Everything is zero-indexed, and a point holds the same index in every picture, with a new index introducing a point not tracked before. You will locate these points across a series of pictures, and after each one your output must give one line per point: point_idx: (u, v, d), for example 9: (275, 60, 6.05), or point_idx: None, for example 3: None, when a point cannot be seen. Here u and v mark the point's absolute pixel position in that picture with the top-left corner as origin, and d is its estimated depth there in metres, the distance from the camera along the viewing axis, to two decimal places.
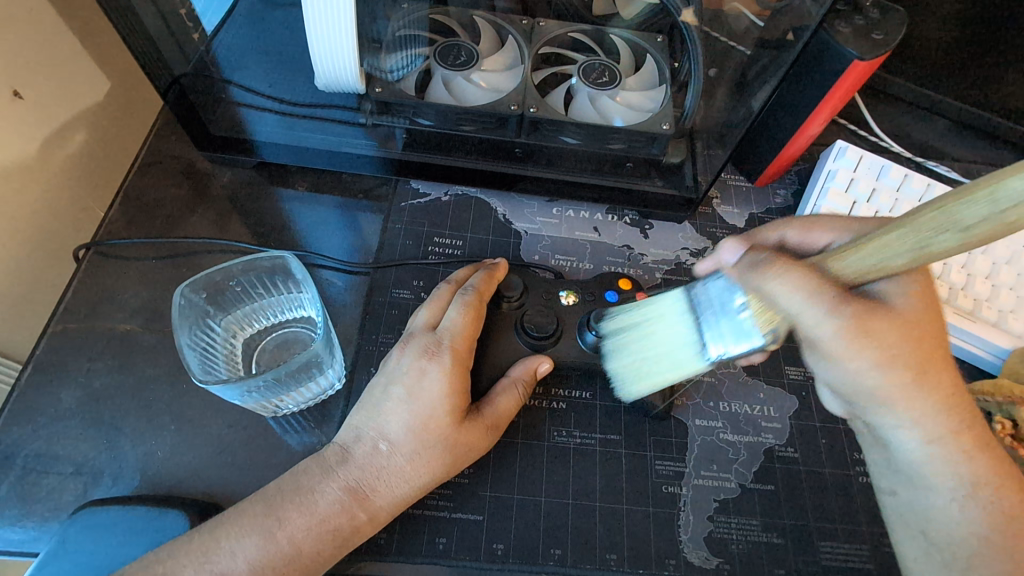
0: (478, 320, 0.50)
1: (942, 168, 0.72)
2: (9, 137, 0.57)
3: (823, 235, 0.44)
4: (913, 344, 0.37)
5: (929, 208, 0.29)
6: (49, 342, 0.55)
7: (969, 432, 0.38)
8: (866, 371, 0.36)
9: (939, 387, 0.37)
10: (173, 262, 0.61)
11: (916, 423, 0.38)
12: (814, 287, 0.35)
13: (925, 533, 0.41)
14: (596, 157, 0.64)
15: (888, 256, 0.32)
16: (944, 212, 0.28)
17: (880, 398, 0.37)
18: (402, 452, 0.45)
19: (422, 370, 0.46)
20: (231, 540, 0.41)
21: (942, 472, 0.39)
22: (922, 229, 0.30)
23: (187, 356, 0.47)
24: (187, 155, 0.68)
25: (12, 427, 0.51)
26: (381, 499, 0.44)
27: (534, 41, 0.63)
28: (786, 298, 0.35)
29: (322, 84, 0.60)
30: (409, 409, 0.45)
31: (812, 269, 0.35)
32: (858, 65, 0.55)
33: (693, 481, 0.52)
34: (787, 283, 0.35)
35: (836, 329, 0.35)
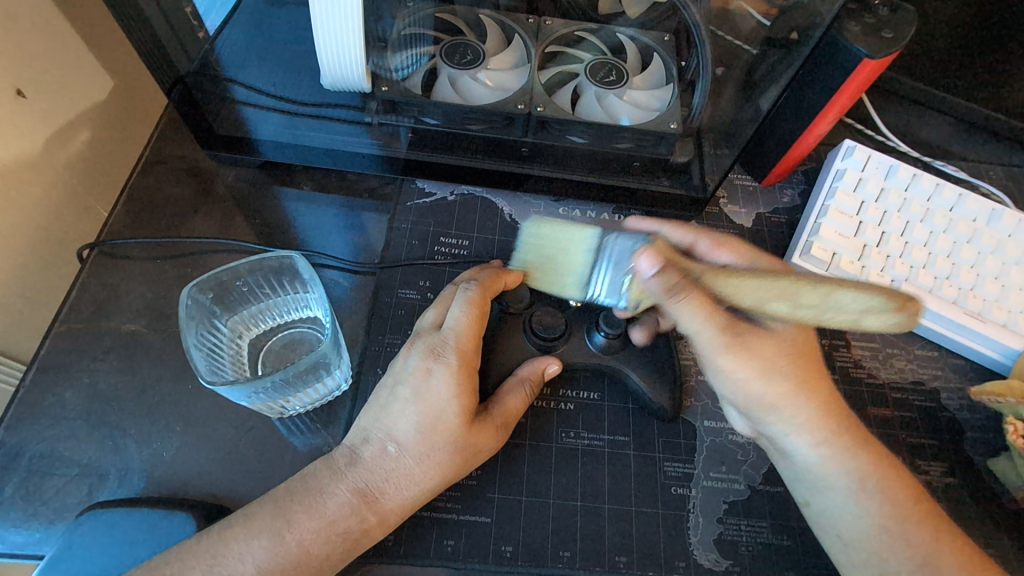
0: (484, 318, 0.49)
1: (950, 167, 0.71)
2: (11, 137, 0.57)
3: (727, 254, 0.48)
4: (789, 358, 0.42)
5: (785, 280, 0.39)
6: (53, 342, 0.55)
7: (846, 435, 0.43)
8: (752, 379, 0.42)
9: (816, 393, 0.43)
10: (178, 262, 0.60)
11: (807, 427, 0.43)
12: (696, 306, 0.40)
13: (837, 535, 0.44)
14: (603, 157, 0.63)
15: (745, 296, 0.40)
16: (794, 289, 0.38)
17: (766, 405, 0.43)
18: (411, 453, 0.44)
19: (428, 370, 0.46)
20: (241, 541, 0.41)
21: (832, 475, 0.43)
22: (772, 291, 0.39)
23: (195, 357, 0.46)
24: (191, 153, 0.67)
25: (18, 429, 0.51)
26: (390, 501, 0.44)
27: (541, 39, 0.62)
28: (684, 314, 0.41)
29: (328, 83, 0.60)
30: (416, 411, 0.45)
31: (705, 293, 0.40)
32: (869, 64, 0.55)
33: (702, 482, 0.52)
34: (685, 307, 0.41)
35: (713, 342, 0.42)
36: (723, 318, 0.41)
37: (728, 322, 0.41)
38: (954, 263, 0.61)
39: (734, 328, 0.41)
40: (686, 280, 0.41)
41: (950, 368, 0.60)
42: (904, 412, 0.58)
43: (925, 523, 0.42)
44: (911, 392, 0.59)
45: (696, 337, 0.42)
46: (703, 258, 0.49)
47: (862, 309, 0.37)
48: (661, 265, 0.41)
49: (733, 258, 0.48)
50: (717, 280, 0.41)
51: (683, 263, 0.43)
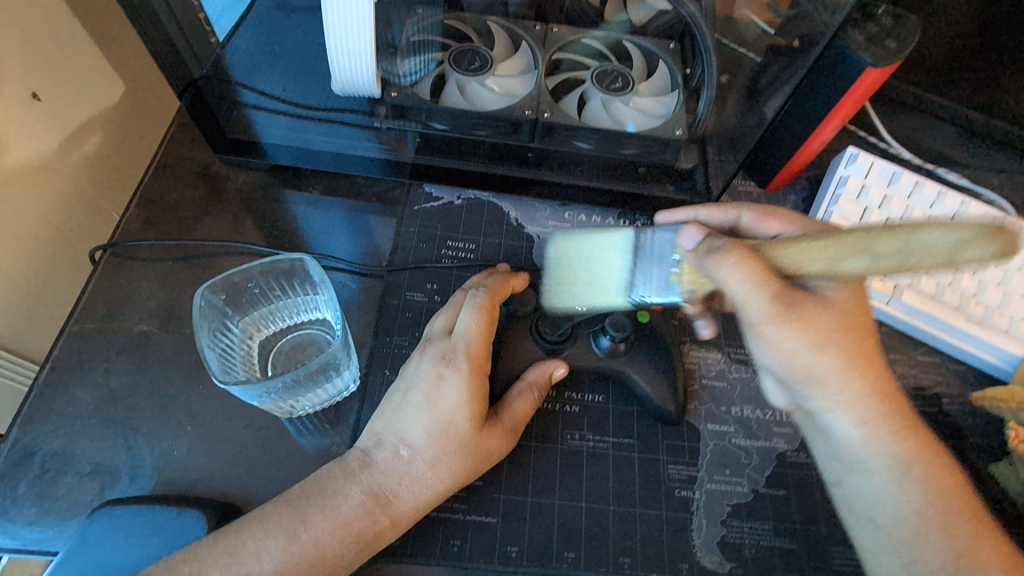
0: (493, 323, 0.50)
1: (952, 175, 0.71)
2: (26, 139, 0.58)
3: (774, 225, 0.53)
4: (843, 331, 0.42)
5: (859, 233, 0.32)
6: (66, 341, 0.56)
7: (896, 417, 0.44)
8: (803, 350, 0.42)
9: (868, 374, 0.44)
10: (189, 264, 0.61)
11: (852, 404, 0.43)
12: (751, 271, 0.39)
13: (871, 519, 0.43)
14: (608, 161, 0.64)
15: (808, 259, 0.35)
16: (869, 239, 0.31)
17: (816, 376, 0.43)
18: (423, 457, 0.45)
19: (439, 375, 0.46)
20: (257, 540, 0.42)
21: (876, 453, 0.44)
22: (847, 247, 0.33)
23: (208, 357, 0.47)
24: (201, 156, 0.68)
25: (31, 426, 0.52)
26: (402, 504, 0.45)
27: (548, 46, 0.63)
28: (729, 280, 0.40)
29: (339, 88, 0.61)
30: (428, 415, 0.45)
31: (758, 261, 0.39)
32: (871, 72, 0.56)
33: (706, 484, 0.52)
34: (733, 271, 0.39)
35: (764, 317, 0.41)
36: (778, 290, 0.39)
37: (784, 296, 0.40)
38: (957, 269, 0.62)
39: (791, 301, 0.40)
40: (734, 245, 0.40)
41: (951, 374, 0.61)
42: None
43: (964, 517, 0.42)
44: (913, 397, 0.59)
45: (747, 309, 0.41)
46: (748, 232, 0.54)
47: (961, 243, 0.28)
48: (710, 236, 0.43)
49: (782, 228, 0.52)
50: (781, 250, 0.37)
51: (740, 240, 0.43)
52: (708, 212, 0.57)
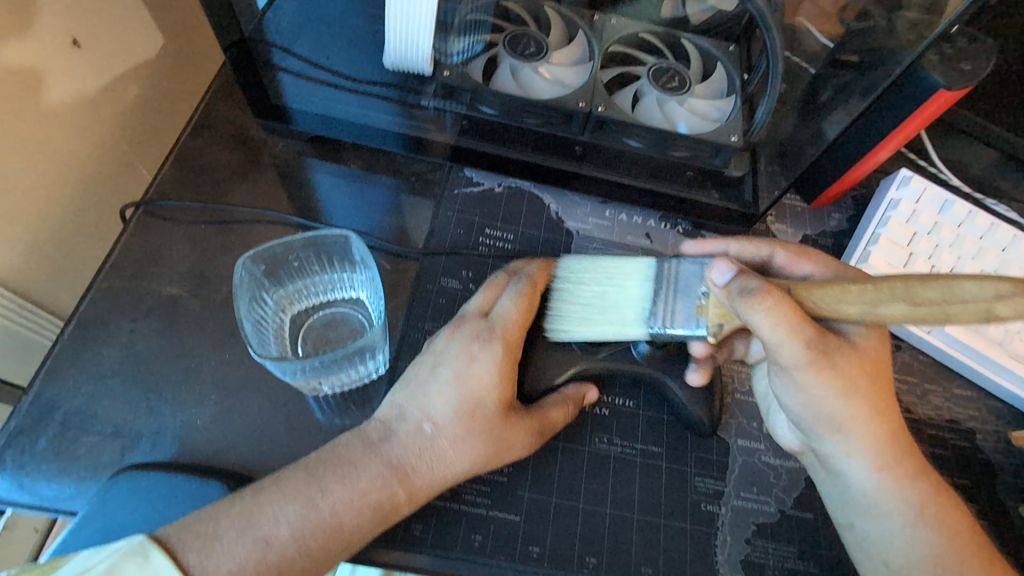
0: (531, 312, 0.49)
1: (1001, 208, 0.69)
2: (63, 84, 0.56)
3: (807, 267, 0.50)
4: (867, 381, 0.41)
5: (893, 281, 0.36)
6: (93, 298, 0.55)
7: (908, 466, 0.43)
8: (821, 397, 0.42)
9: (886, 423, 0.42)
10: (221, 229, 0.60)
11: (872, 453, 0.42)
12: (788, 314, 0.39)
13: (883, 561, 0.43)
14: (656, 163, 0.62)
15: (844, 300, 0.38)
16: (905, 287, 0.35)
17: (831, 423, 0.42)
18: (446, 434, 0.44)
19: (472, 355, 0.46)
20: (274, 505, 0.40)
21: (887, 500, 0.43)
22: (880, 291, 0.36)
23: (245, 327, 0.46)
24: (240, 120, 0.67)
25: (53, 382, 0.51)
26: (421, 479, 0.43)
27: (605, 38, 0.60)
28: (762, 325, 0.40)
29: (389, 63, 0.58)
30: (456, 392, 0.44)
31: (791, 305, 0.40)
32: (942, 95, 0.54)
33: (733, 501, 0.51)
34: (766, 313, 0.39)
35: (791, 363, 0.41)
36: (804, 335, 0.40)
37: (815, 344, 0.40)
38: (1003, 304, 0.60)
39: (821, 351, 0.40)
40: (770, 286, 0.40)
41: (985, 411, 0.59)
42: (937, 449, 0.57)
43: (977, 558, 0.42)
44: (947, 431, 0.58)
45: (778, 352, 0.41)
46: (779, 271, 0.51)
47: (991, 295, 0.31)
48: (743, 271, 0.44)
49: (815, 268, 0.49)
50: (818, 293, 0.39)
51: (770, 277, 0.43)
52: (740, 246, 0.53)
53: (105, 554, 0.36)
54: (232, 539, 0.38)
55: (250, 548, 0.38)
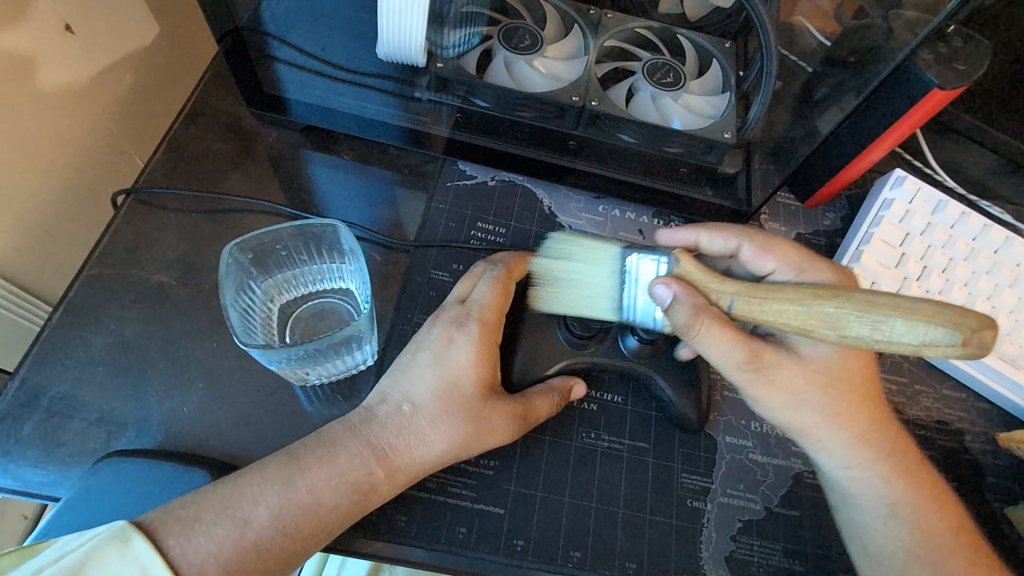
0: (509, 297, 0.50)
1: (995, 210, 0.69)
2: (56, 70, 0.56)
3: (772, 260, 0.48)
4: (824, 387, 0.42)
5: (829, 305, 0.37)
6: (82, 284, 0.55)
7: (888, 460, 0.44)
8: (783, 407, 0.43)
9: (857, 424, 0.43)
10: (212, 218, 0.60)
11: (841, 452, 0.44)
12: (726, 334, 0.41)
13: (863, 547, 0.45)
14: (649, 158, 0.61)
15: (780, 318, 0.39)
16: (837, 315, 0.37)
17: (800, 428, 0.44)
18: (425, 414, 0.44)
19: (450, 337, 0.47)
20: (254, 486, 0.39)
21: (865, 493, 0.44)
22: (812, 317, 0.38)
23: (232, 315, 0.46)
24: (233, 109, 0.67)
25: (40, 367, 0.51)
26: (400, 458, 0.43)
27: (601, 33, 0.60)
28: (709, 349, 0.42)
29: (383, 54, 0.59)
30: (435, 373, 0.45)
31: (726, 327, 0.41)
32: (938, 94, 0.53)
33: (719, 497, 0.51)
34: (707, 341, 0.41)
35: (738, 377, 0.43)
36: (743, 351, 0.41)
37: (754, 356, 0.41)
38: (994, 306, 0.60)
39: (760, 363, 0.42)
40: (701, 315, 0.41)
41: (975, 413, 0.59)
42: (925, 450, 0.57)
43: (959, 556, 0.42)
44: (935, 432, 0.58)
45: (725, 371, 0.43)
46: (746, 265, 0.50)
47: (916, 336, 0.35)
48: (676, 292, 0.42)
49: (779, 263, 0.47)
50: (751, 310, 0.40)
51: (703, 290, 0.43)
52: (711, 236, 0.51)
53: (86, 539, 0.35)
54: (213, 520, 0.37)
55: (228, 529, 0.38)
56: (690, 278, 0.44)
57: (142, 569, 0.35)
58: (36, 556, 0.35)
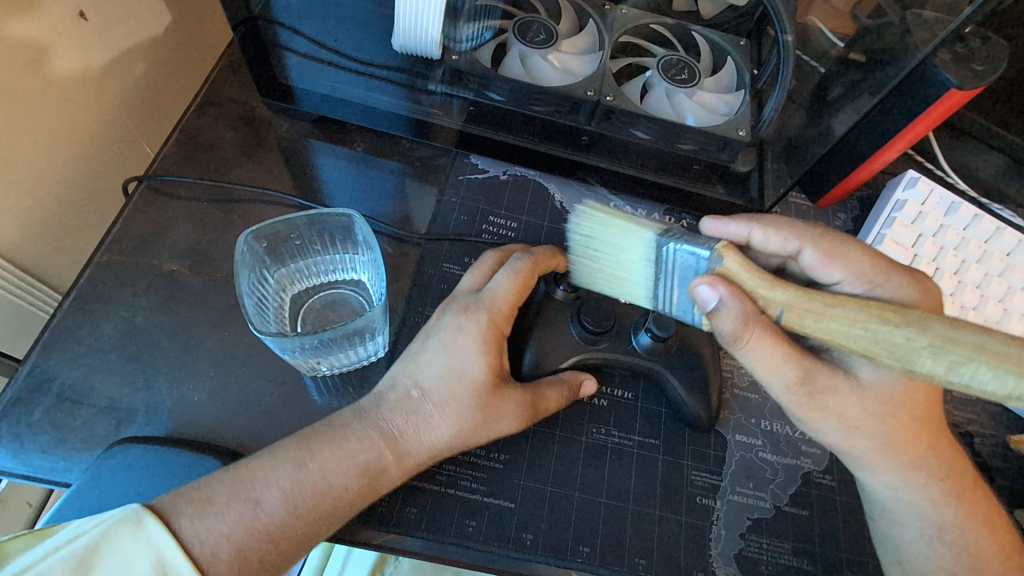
0: (525, 289, 0.49)
1: (1007, 213, 0.69)
2: (68, 57, 0.56)
3: (840, 270, 0.43)
4: (884, 416, 0.40)
5: (898, 331, 0.33)
6: (93, 272, 0.54)
7: (942, 484, 0.43)
8: (833, 433, 0.41)
9: (913, 451, 0.42)
10: (224, 207, 0.60)
11: (889, 475, 0.43)
12: (774, 348, 0.38)
13: (898, 560, 0.46)
14: (662, 155, 0.61)
15: (842, 336, 0.35)
16: (907, 347, 0.32)
17: (851, 454, 0.43)
18: (433, 399, 0.44)
19: (459, 326, 0.46)
20: (266, 470, 0.40)
21: (912, 515, 0.44)
22: (876, 343, 0.34)
23: (245, 303, 0.46)
24: (245, 99, 0.66)
25: (51, 353, 0.51)
26: (411, 445, 0.44)
27: (616, 28, 0.59)
28: (755, 361, 0.39)
29: (398, 45, 0.58)
30: (445, 361, 0.45)
31: (779, 339, 0.38)
32: (955, 95, 0.53)
33: (728, 495, 0.51)
34: (756, 354, 0.39)
35: (786, 399, 0.41)
36: (794, 370, 0.39)
37: (809, 378, 0.39)
38: (1007, 307, 0.61)
39: (814, 388, 0.40)
40: (749, 330, 0.38)
41: (985, 415, 0.59)
42: None
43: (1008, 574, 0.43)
44: None
45: (772, 386, 0.41)
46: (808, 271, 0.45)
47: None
48: (722, 300, 0.39)
49: (846, 274, 0.43)
50: (797, 319, 0.37)
51: (759, 299, 0.39)
52: (766, 235, 0.46)
53: (100, 520, 0.35)
54: (224, 504, 0.38)
55: (240, 513, 0.38)
56: (736, 287, 0.39)
57: (156, 551, 0.35)
58: (52, 534, 0.36)
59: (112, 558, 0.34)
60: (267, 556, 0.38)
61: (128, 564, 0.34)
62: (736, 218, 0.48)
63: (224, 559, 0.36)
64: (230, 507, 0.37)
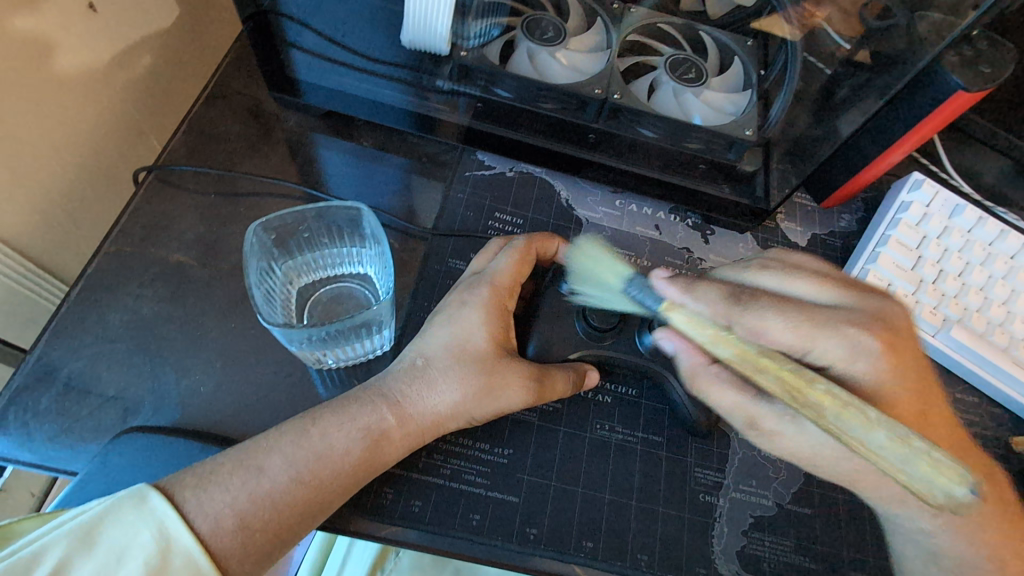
0: (526, 265, 0.50)
1: (1010, 216, 0.69)
2: (78, 48, 0.56)
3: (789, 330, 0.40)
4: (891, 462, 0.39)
5: (819, 390, 0.37)
6: (100, 262, 0.55)
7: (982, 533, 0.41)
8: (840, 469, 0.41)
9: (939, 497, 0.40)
10: (231, 199, 0.60)
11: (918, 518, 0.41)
12: (722, 391, 0.43)
13: None
14: (669, 153, 0.61)
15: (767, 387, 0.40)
16: (833, 415, 0.37)
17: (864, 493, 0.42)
18: (436, 365, 0.45)
19: (461, 300, 0.48)
20: (271, 442, 0.41)
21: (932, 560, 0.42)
22: (792, 393, 0.39)
23: (254, 294, 0.46)
24: (253, 92, 0.67)
25: (58, 342, 0.51)
26: (415, 412, 0.44)
27: (624, 26, 0.60)
28: (719, 403, 0.44)
29: (407, 42, 0.58)
30: (449, 331, 0.47)
31: (733, 381, 0.43)
32: (962, 96, 0.53)
33: (731, 493, 0.51)
34: (715, 396, 0.44)
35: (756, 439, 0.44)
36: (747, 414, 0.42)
37: (754, 424, 0.42)
38: (1010, 309, 0.60)
39: (761, 430, 0.42)
40: (704, 372, 0.44)
41: (987, 417, 0.59)
42: None
43: None
44: None
45: (737, 425, 0.44)
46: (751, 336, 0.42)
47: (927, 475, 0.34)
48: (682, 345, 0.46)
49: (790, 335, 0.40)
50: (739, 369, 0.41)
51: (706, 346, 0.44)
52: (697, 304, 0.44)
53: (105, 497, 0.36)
54: (230, 478, 0.38)
55: (243, 482, 0.38)
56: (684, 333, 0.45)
57: (158, 525, 0.35)
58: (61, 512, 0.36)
59: (113, 531, 0.34)
60: (270, 523, 0.38)
61: (129, 536, 0.34)
62: (677, 279, 0.46)
63: (227, 531, 0.36)
64: (234, 477, 0.38)
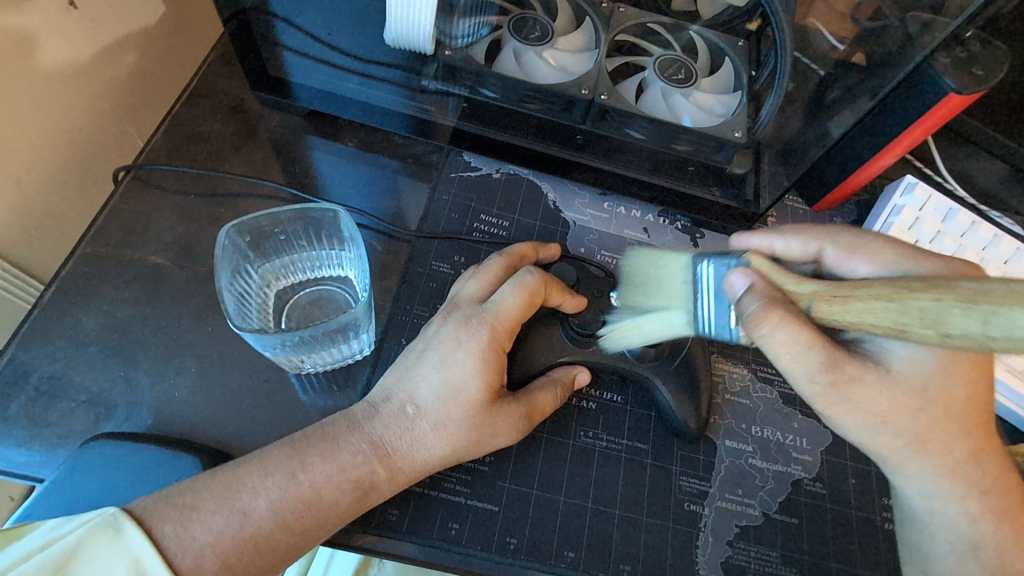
0: (532, 305, 0.47)
1: (1006, 221, 0.68)
2: (58, 47, 0.55)
3: (864, 263, 0.41)
4: (920, 411, 0.38)
5: (925, 297, 0.31)
6: (77, 263, 0.54)
7: (988, 495, 0.39)
8: (858, 426, 0.39)
9: (957, 447, 0.39)
10: (212, 200, 0.59)
11: (923, 479, 0.39)
12: (797, 333, 0.36)
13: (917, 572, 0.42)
14: (657, 155, 0.60)
15: (867, 313, 0.34)
16: (937, 310, 0.30)
17: (877, 452, 0.40)
18: (428, 419, 0.43)
19: (458, 339, 0.45)
20: (256, 478, 0.39)
21: (945, 527, 0.40)
22: (908, 313, 0.32)
23: (225, 298, 0.45)
24: (237, 92, 0.66)
25: (30, 345, 0.50)
26: (403, 461, 0.43)
27: (613, 26, 0.59)
28: (773, 346, 0.37)
29: (391, 40, 0.58)
30: (440, 378, 0.43)
31: (798, 317, 0.36)
32: (953, 99, 0.52)
33: (716, 502, 0.50)
34: (777, 338, 0.37)
35: (811, 390, 0.39)
36: (820, 353, 0.37)
37: (835, 365, 0.37)
38: None
39: (841, 376, 0.37)
40: (772, 305, 0.37)
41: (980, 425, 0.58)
42: None
43: None
44: None
45: (797, 374, 0.38)
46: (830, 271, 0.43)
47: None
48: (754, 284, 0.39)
49: (872, 266, 0.41)
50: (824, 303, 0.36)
51: (782, 286, 0.39)
52: (785, 241, 0.45)
53: (76, 525, 0.35)
54: (211, 509, 0.37)
55: (227, 519, 0.37)
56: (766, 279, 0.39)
57: (133, 560, 0.34)
58: (23, 540, 0.34)
59: (87, 565, 0.33)
60: (253, 565, 0.37)
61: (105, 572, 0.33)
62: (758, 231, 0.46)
63: (207, 571, 0.35)
64: (217, 514, 0.37)
